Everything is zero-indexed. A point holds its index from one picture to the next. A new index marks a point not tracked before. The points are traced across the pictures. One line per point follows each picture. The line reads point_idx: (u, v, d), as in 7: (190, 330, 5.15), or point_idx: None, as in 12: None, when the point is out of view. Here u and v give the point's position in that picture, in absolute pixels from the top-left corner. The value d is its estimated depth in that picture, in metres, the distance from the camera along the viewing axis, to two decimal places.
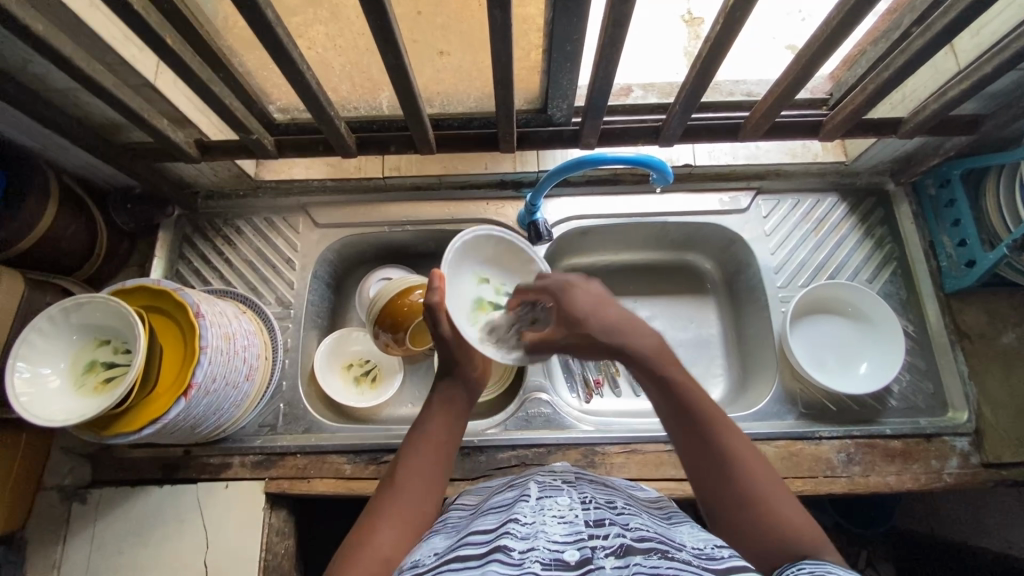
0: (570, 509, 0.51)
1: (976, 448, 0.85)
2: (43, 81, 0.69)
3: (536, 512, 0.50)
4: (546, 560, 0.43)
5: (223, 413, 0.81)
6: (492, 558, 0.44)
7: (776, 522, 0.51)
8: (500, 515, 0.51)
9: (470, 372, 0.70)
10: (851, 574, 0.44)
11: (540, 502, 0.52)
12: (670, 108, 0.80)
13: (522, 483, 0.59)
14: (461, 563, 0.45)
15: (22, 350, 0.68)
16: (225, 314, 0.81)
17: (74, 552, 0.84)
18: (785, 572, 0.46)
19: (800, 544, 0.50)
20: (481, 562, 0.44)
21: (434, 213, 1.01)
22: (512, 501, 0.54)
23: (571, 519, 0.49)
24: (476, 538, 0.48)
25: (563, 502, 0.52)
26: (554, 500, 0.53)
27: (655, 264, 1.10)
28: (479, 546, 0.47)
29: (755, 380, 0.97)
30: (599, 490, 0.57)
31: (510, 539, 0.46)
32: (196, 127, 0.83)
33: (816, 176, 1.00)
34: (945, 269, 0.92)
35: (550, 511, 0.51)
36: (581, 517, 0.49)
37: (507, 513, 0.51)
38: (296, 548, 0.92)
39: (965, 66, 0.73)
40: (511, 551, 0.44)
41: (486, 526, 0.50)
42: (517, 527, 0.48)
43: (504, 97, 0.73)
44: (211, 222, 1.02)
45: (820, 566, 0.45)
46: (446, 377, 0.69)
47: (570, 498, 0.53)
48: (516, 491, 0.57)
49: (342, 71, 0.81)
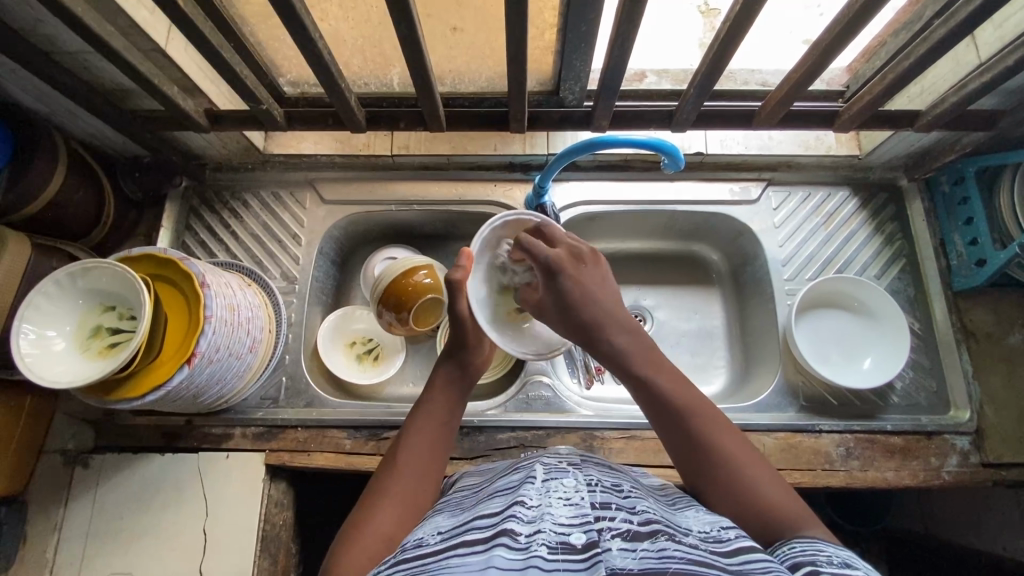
0: (576, 492, 0.51)
1: (977, 447, 0.85)
2: (54, 43, 0.69)
3: (541, 495, 0.50)
4: (552, 543, 0.43)
5: (225, 384, 0.82)
6: (497, 543, 0.44)
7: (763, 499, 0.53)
8: (506, 498, 0.51)
9: (473, 358, 0.69)
10: (844, 552, 0.45)
11: (546, 484, 0.52)
12: (684, 91, 0.79)
13: (527, 464, 0.59)
14: (467, 547, 0.45)
15: (28, 313, 0.68)
16: (230, 286, 0.81)
17: (76, 513, 0.85)
18: (777, 551, 0.47)
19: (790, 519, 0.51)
20: (486, 545, 0.44)
21: (442, 193, 1.00)
22: (517, 483, 0.54)
23: (577, 501, 0.49)
24: (481, 520, 0.48)
25: (569, 484, 0.52)
26: (560, 483, 0.52)
27: (662, 252, 1.10)
28: (485, 530, 0.47)
29: (758, 371, 0.97)
30: (605, 473, 0.57)
31: (516, 522, 0.46)
32: (206, 96, 0.82)
33: (829, 168, 0.99)
34: (955, 267, 0.91)
35: (555, 493, 0.51)
36: (586, 500, 0.49)
37: (513, 495, 0.51)
38: (294, 519, 0.93)
39: (986, 59, 0.72)
40: (516, 534, 0.44)
41: (491, 509, 0.50)
42: (521, 509, 0.48)
43: (517, 74, 0.72)
44: (218, 195, 1.02)
45: (813, 545, 0.46)
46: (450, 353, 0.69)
47: (577, 481, 0.53)
48: (521, 473, 0.57)
49: (354, 45, 0.80)
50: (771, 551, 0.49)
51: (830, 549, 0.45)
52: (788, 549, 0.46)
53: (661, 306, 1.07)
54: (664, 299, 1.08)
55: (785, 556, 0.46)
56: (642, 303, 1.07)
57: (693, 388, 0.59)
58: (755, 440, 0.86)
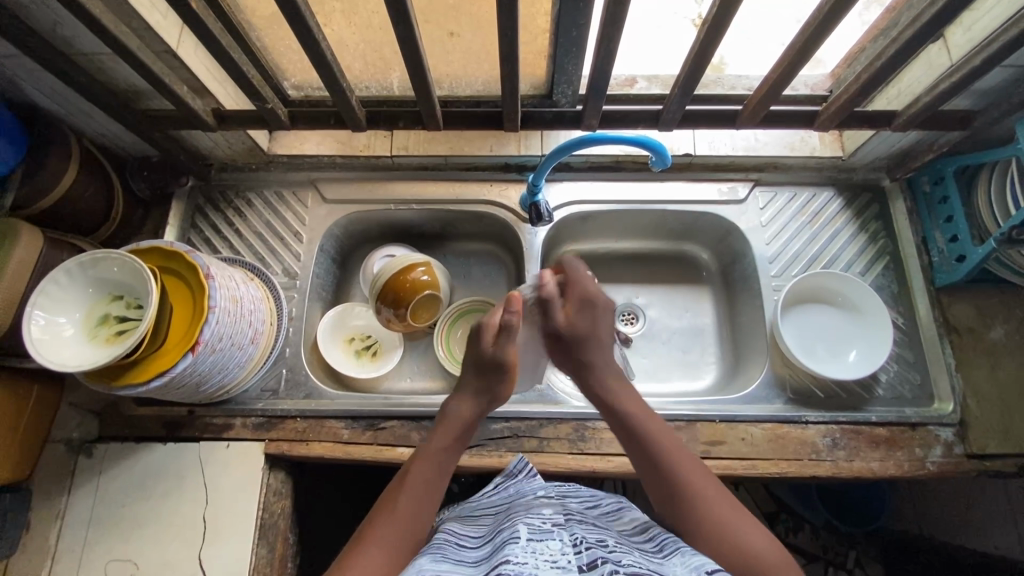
0: (562, 553, 0.52)
1: (961, 438, 0.87)
2: (71, 44, 0.72)
3: (527, 553, 0.52)
4: None
5: (227, 374, 0.84)
6: None
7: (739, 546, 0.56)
8: (492, 559, 0.53)
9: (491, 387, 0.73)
10: None
11: (531, 544, 0.54)
12: (670, 91, 0.82)
13: (511, 524, 0.60)
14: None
15: (39, 299, 0.71)
16: (234, 279, 0.84)
17: (79, 502, 0.87)
18: None
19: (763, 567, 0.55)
20: None
21: (440, 193, 1.04)
22: (503, 542, 0.56)
23: (564, 563, 0.51)
24: None
25: (554, 544, 0.54)
26: (545, 543, 0.54)
27: (655, 252, 1.13)
28: None
29: (746, 365, 1.00)
30: (589, 529, 0.59)
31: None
32: (214, 97, 0.85)
33: (814, 170, 1.02)
34: (936, 264, 0.94)
35: (541, 554, 0.52)
36: (573, 562, 0.51)
37: (500, 553, 0.53)
38: (294, 509, 0.93)
39: (957, 60, 0.75)
40: None
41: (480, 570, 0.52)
42: (509, 568, 0.50)
43: (510, 73, 0.75)
44: (222, 194, 1.05)
45: None
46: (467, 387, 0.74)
47: (562, 541, 0.55)
48: (506, 532, 0.58)
49: (357, 50, 0.84)
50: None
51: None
52: None
53: (654, 305, 1.10)
54: (657, 298, 1.10)
55: None
56: (635, 302, 1.10)
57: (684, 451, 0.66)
58: (744, 431, 0.88)
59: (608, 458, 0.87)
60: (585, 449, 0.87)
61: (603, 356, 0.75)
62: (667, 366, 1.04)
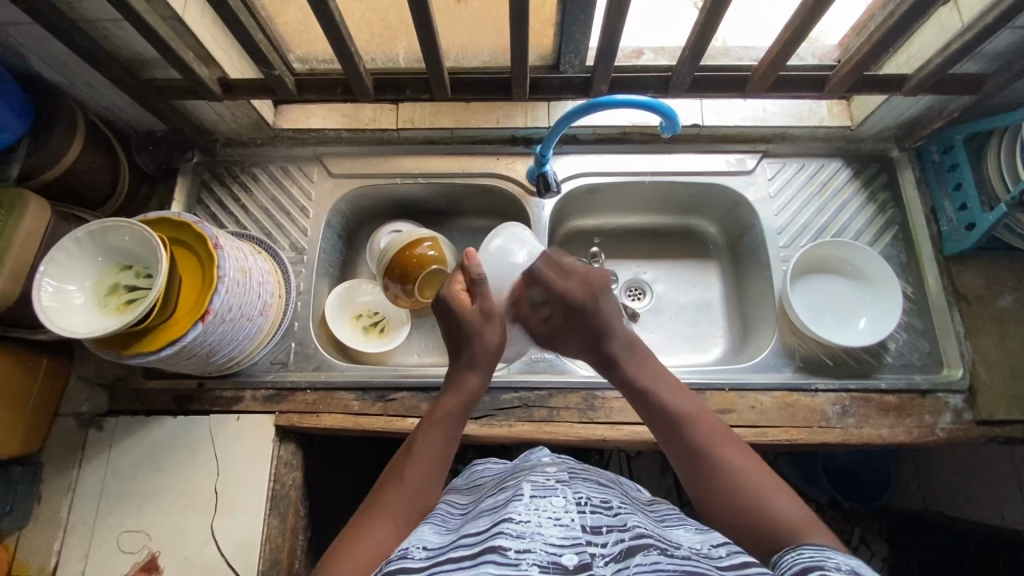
0: (565, 512, 0.51)
1: (970, 405, 0.87)
2: (77, 10, 0.72)
3: (530, 511, 0.50)
4: (544, 563, 0.44)
5: (237, 345, 0.84)
6: (486, 559, 0.45)
7: (772, 512, 0.54)
8: (494, 515, 0.52)
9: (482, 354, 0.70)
10: (850, 559, 0.46)
11: (535, 501, 0.52)
12: (679, 56, 0.81)
13: (515, 483, 0.58)
14: (455, 562, 0.46)
15: (49, 267, 0.70)
16: (243, 251, 0.84)
17: (90, 474, 0.87)
18: (786, 557, 0.49)
19: (794, 528, 0.52)
20: (476, 561, 0.45)
21: (445, 167, 1.03)
22: (505, 501, 0.54)
23: (568, 522, 0.49)
24: (469, 537, 0.49)
25: (558, 504, 0.52)
26: (548, 500, 0.52)
27: (661, 228, 1.13)
28: (472, 545, 0.47)
29: (755, 334, 1.00)
30: (594, 488, 0.57)
31: (505, 538, 0.47)
32: (220, 66, 0.84)
33: (821, 140, 1.02)
34: (945, 233, 0.94)
35: (545, 511, 0.51)
36: (577, 522, 0.50)
37: (500, 512, 0.51)
38: (305, 482, 0.93)
39: (969, 21, 0.74)
40: (507, 551, 0.45)
41: (480, 526, 0.50)
42: (511, 527, 0.48)
43: (519, 39, 0.74)
44: (228, 169, 1.04)
45: (821, 553, 0.47)
46: (461, 360, 0.71)
47: (565, 499, 0.53)
48: (508, 491, 0.56)
49: (363, 18, 0.84)
50: (778, 561, 0.49)
51: (838, 558, 0.46)
52: (795, 557, 0.48)
53: (661, 280, 1.10)
54: (663, 274, 1.10)
55: (789, 566, 0.47)
56: (642, 277, 1.10)
57: (691, 405, 0.65)
58: (753, 399, 0.88)
59: (617, 427, 0.87)
60: (594, 418, 0.88)
61: (624, 342, 0.72)
62: (673, 340, 1.04)
